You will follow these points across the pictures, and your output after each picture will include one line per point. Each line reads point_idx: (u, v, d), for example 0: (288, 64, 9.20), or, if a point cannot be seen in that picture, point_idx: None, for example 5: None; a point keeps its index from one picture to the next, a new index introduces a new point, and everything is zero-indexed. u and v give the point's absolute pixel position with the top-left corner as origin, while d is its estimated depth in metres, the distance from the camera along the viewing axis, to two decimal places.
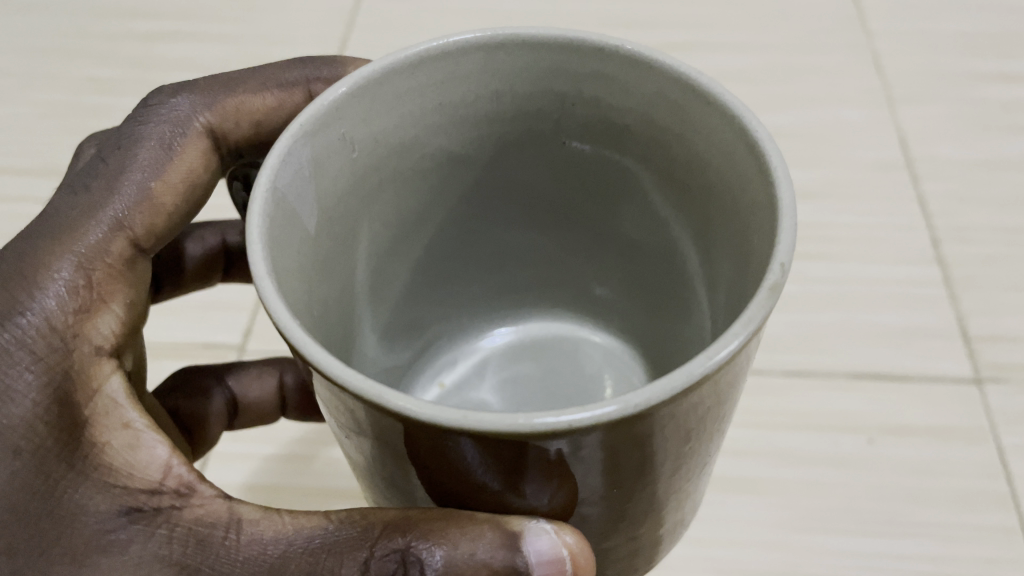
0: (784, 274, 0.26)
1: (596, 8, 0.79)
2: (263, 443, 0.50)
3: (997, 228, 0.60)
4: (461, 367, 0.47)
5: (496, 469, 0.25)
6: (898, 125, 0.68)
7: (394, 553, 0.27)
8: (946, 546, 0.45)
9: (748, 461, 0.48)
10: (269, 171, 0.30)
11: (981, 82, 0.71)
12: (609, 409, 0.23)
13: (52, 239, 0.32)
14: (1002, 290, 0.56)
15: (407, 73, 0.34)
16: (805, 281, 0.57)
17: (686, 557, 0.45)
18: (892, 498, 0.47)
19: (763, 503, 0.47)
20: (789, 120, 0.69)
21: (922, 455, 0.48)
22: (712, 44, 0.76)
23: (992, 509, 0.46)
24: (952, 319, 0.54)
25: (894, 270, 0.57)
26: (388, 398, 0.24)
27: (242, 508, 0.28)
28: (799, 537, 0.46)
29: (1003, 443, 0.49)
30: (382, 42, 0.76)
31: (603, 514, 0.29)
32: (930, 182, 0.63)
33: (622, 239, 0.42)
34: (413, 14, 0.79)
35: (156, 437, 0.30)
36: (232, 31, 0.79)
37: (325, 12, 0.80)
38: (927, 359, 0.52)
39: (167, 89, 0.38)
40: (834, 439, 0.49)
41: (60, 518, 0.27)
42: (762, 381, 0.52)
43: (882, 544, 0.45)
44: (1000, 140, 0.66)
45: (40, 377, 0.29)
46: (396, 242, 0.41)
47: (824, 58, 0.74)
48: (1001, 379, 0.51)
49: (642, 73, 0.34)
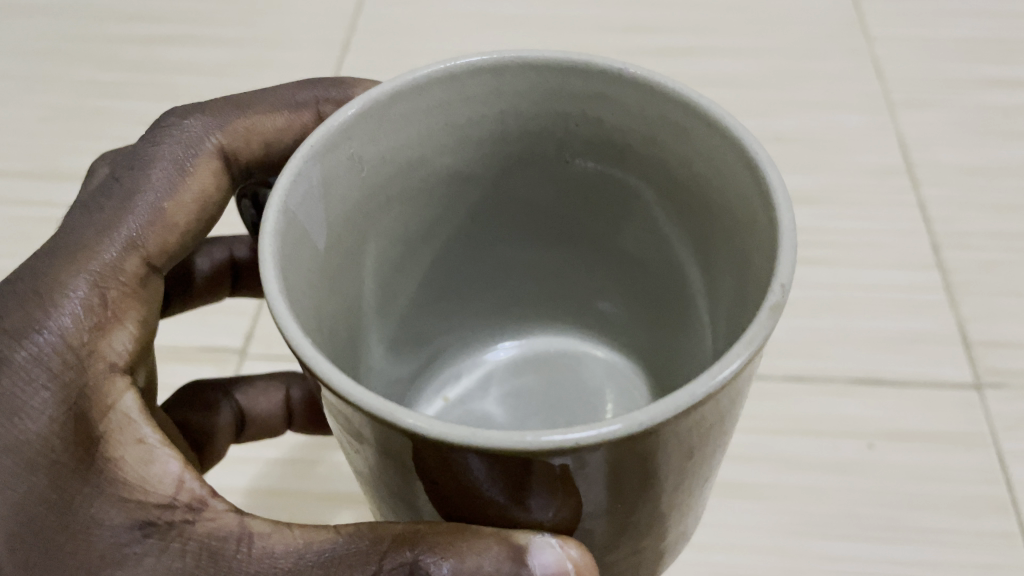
0: (785, 293, 0.26)
1: (597, 12, 0.80)
2: (268, 449, 0.50)
3: (997, 234, 0.60)
4: (465, 381, 0.47)
5: (502, 485, 0.26)
6: (898, 130, 0.69)
7: (403, 566, 0.27)
8: (945, 552, 0.46)
9: (749, 467, 0.49)
10: (280, 192, 0.31)
11: (981, 88, 0.72)
12: (614, 427, 0.24)
13: (68, 259, 0.32)
14: (1002, 296, 0.56)
15: (414, 95, 0.35)
16: (804, 286, 0.58)
17: (688, 563, 0.46)
18: (892, 503, 0.47)
19: (763, 508, 0.47)
20: (789, 125, 0.69)
21: (922, 461, 0.49)
22: (712, 49, 0.76)
23: (991, 515, 0.47)
24: (952, 325, 0.55)
25: (893, 276, 0.58)
26: (398, 416, 0.24)
27: (253, 522, 0.29)
28: (799, 543, 0.46)
29: (1003, 449, 0.49)
30: (386, 47, 0.77)
31: (607, 528, 0.29)
32: (930, 188, 0.64)
33: (625, 255, 0.42)
34: (416, 19, 0.80)
35: (168, 452, 0.30)
36: (237, 37, 0.79)
37: (330, 17, 0.81)
38: (926, 364, 0.53)
39: (180, 109, 0.38)
40: (834, 445, 0.50)
41: (76, 531, 0.28)
42: (761, 386, 0.53)
43: (883, 550, 0.46)
44: (1000, 146, 0.67)
45: (56, 394, 0.30)
46: (402, 258, 0.41)
47: (824, 63, 0.75)
48: (1001, 385, 0.52)
49: (644, 94, 0.34)
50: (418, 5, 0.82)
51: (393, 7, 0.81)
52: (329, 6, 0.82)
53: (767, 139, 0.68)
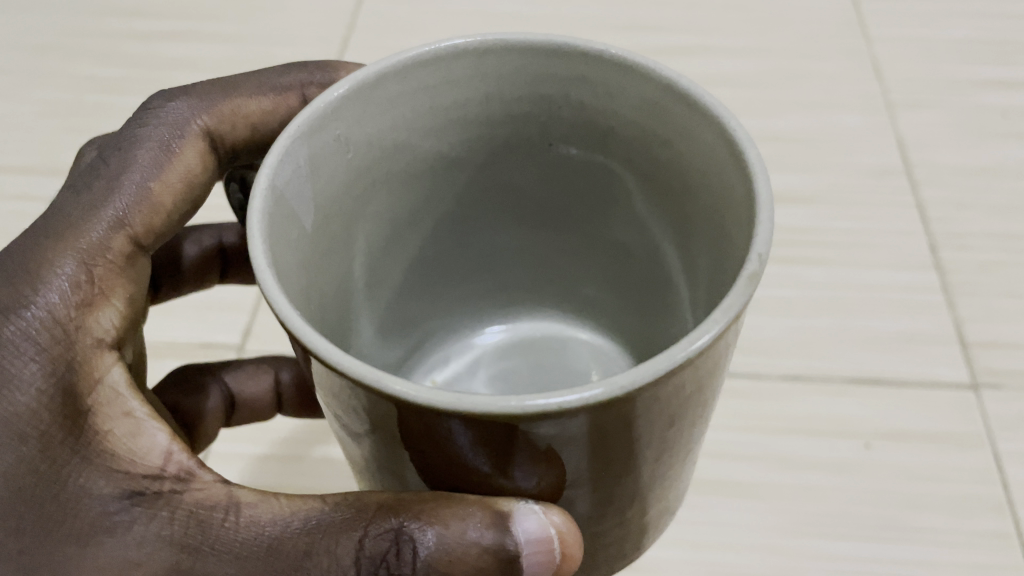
0: (762, 263, 0.27)
1: (594, 11, 0.80)
2: (263, 444, 0.50)
3: (995, 235, 0.61)
4: (454, 365, 0.48)
5: (486, 452, 0.26)
6: (897, 131, 0.69)
7: (388, 532, 0.28)
8: (942, 552, 0.46)
9: (744, 465, 0.49)
10: (268, 170, 0.31)
11: (980, 89, 0.73)
12: (595, 391, 0.24)
13: (56, 236, 0.33)
14: (1000, 297, 0.57)
15: (399, 77, 0.35)
16: (801, 284, 0.58)
17: (681, 560, 0.46)
18: (888, 503, 0.48)
19: (759, 507, 0.48)
20: (785, 124, 0.70)
21: (920, 461, 0.49)
22: (709, 47, 0.77)
23: (987, 515, 0.47)
24: (950, 326, 0.55)
25: (890, 276, 0.58)
26: (384, 382, 0.24)
27: (240, 492, 0.29)
28: (795, 542, 0.46)
29: (1000, 450, 0.49)
30: (388, 46, 0.77)
31: (591, 498, 0.30)
32: (928, 188, 0.64)
33: (610, 240, 0.43)
34: (415, 17, 0.81)
35: (156, 425, 0.30)
36: (236, 34, 0.80)
37: (330, 14, 0.81)
38: (922, 363, 0.53)
39: (167, 93, 0.39)
40: (832, 444, 0.50)
41: (66, 501, 0.28)
42: (757, 384, 0.53)
43: (880, 550, 0.46)
44: (998, 147, 0.67)
45: (44, 366, 0.30)
46: (390, 242, 0.42)
47: (823, 63, 0.75)
48: (998, 385, 0.52)
49: (627, 77, 0.35)
50: (418, 4, 0.82)
51: (396, 7, 0.82)
52: (331, 6, 0.82)
53: (762, 137, 0.69)
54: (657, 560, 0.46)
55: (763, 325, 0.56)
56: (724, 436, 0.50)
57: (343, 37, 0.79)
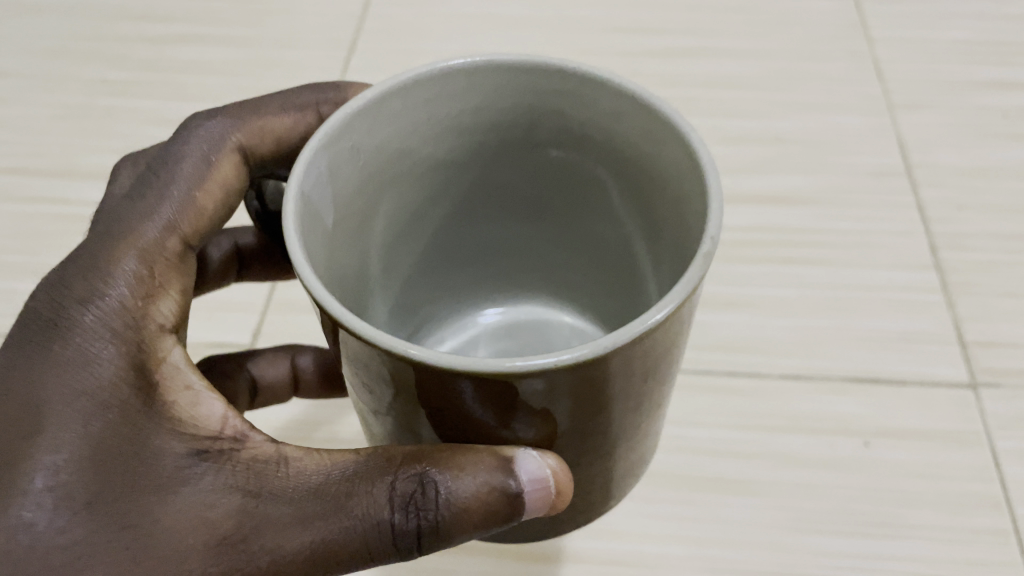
0: (715, 244, 0.32)
1: (605, 14, 0.86)
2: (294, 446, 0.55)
3: (994, 235, 0.66)
4: (452, 342, 0.53)
5: (492, 408, 0.32)
6: (899, 133, 0.74)
7: (414, 474, 0.33)
8: (936, 547, 0.51)
9: (738, 463, 0.55)
10: (297, 177, 0.36)
11: (980, 91, 0.78)
12: (580, 352, 0.29)
13: (119, 237, 0.38)
14: (999, 296, 0.62)
15: (402, 94, 0.40)
16: (805, 284, 0.63)
17: (682, 555, 0.51)
18: (882, 500, 0.53)
19: (752, 504, 0.53)
20: (789, 126, 0.75)
21: (917, 458, 0.54)
22: (713, 48, 0.82)
23: (984, 512, 0.52)
24: (951, 326, 0.60)
25: (889, 276, 0.64)
26: (403, 349, 0.30)
27: (287, 449, 0.35)
28: (795, 539, 0.51)
29: (996, 447, 0.54)
30: (420, 52, 0.82)
31: (578, 448, 0.35)
32: (929, 189, 0.70)
33: (588, 230, 0.48)
34: (441, 20, 0.86)
35: (212, 395, 0.37)
36: (272, 39, 0.85)
37: (338, 16, 0.87)
38: (923, 364, 0.58)
39: (205, 113, 0.44)
40: (835, 443, 0.55)
41: (146, 458, 0.34)
42: (762, 383, 0.58)
43: (874, 546, 0.51)
44: (997, 148, 0.72)
45: (119, 348, 0.35)
46: (396, 236, 0.47)
47: (826, 65, 0.80)
48: (995, 384, 0.57)
49: (600, 90, 0.40)
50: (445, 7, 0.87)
51: (410, 10, 0.87)
52: (356, 11, 0.87)
53: (767, 138, 0.74)
54: (663, 556, 0.51)
55: (764, 324, 0.61)
56: (723, 435, 0.56)
57: (360, 42, 0.83)
